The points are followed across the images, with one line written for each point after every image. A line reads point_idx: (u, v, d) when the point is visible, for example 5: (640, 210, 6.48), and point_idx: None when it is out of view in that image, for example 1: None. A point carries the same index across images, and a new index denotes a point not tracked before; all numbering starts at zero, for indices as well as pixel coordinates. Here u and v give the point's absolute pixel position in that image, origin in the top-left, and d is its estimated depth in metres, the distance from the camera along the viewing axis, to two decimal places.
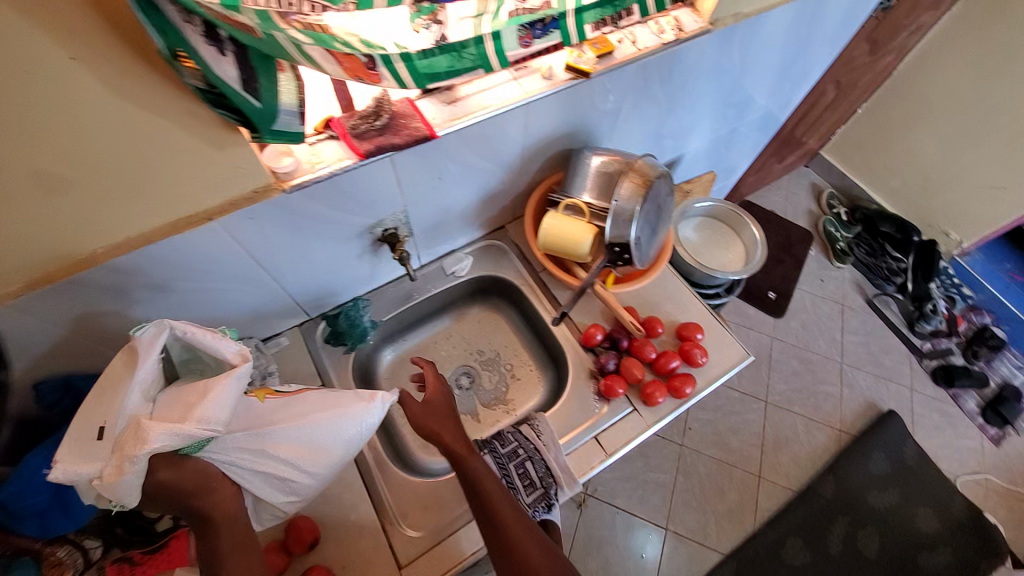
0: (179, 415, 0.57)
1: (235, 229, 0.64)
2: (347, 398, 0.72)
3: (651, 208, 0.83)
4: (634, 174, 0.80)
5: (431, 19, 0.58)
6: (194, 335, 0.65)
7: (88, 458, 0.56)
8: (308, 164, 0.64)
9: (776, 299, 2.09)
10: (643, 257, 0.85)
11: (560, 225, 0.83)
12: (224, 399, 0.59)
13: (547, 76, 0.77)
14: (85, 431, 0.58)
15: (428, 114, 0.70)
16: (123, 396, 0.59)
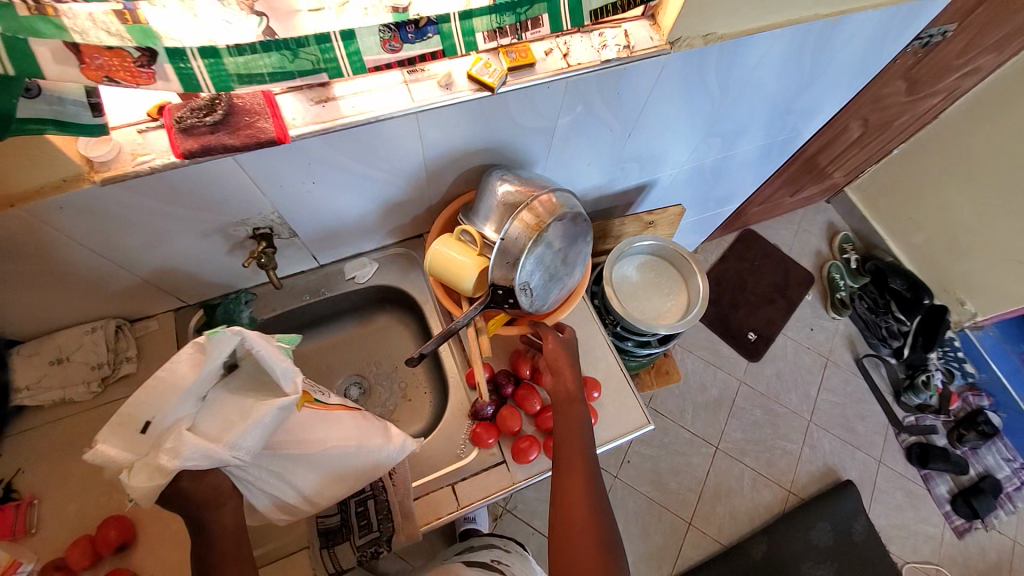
0: (228, 435, 0.55)
1: (47, 217, 0.59)
2: (377, 437, 0.71)
3: (546, 252, 0.75)
4: (528, 212, 0.72)
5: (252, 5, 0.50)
6: (262, 353, 0.59)
7: (130, 448, 0.53)
8: (130, 154, 0.57)
9: (756, 341, 1.94)
10: (535, 302, 0.78)
11: (446, 254, 0.77)
12: (262, 429, 0.57)
13: (444, 85, 0.66)
14: (133, 420, 0.54)
15: (288, 113, 0.62)
16: (172, 399, 0.55)
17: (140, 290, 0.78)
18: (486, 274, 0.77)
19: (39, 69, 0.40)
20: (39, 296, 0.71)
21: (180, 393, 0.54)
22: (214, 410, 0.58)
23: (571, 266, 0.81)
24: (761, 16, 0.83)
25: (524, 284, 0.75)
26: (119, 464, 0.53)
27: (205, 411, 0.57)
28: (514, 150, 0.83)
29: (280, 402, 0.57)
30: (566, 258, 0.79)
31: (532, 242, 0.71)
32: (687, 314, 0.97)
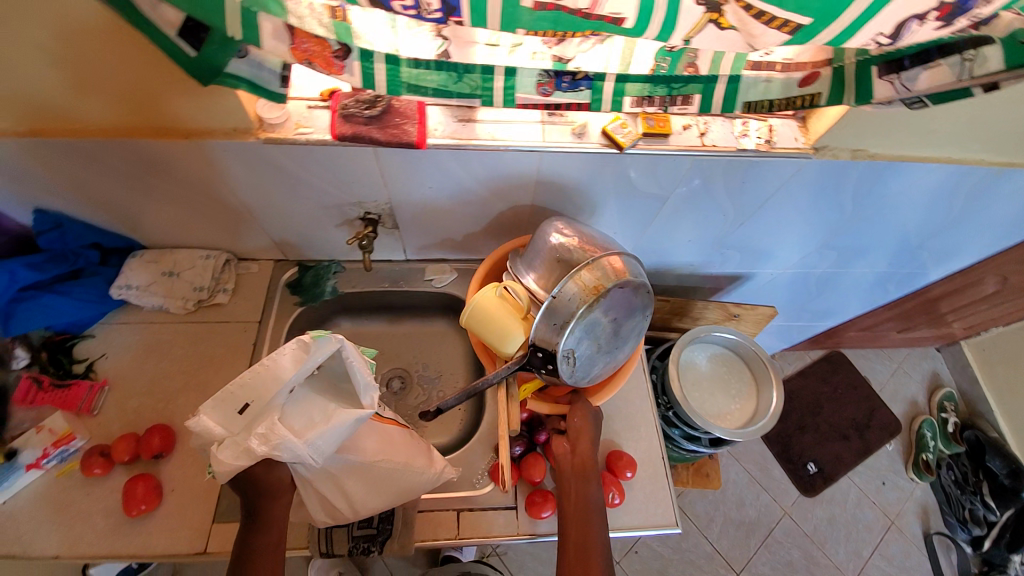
0: (311, 433, 0.63)
1: (210, 155, 0.67)
2: (420, 460, 0.75)
3: (599, 323, 0.72)
4: (588, 274, 0.71)
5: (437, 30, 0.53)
6: (352, 364, 0.67)
7: (224, 425, 0.61)
8: (295, 123, 0.65)
9: (812, 474, 1.74)
10: (575, 375, 0.75)
11: (494, 311, 0.77)
12: (338, 434, 0.65)
13: (576, 133, 0.69)
14: (232, 401, 0.61)
15: (432, 122, 0.67)
16: (273, 387, 0.62)
17: (255, 234, 0.87)
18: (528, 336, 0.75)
19: (257, 40, 0.46)
20: (176, 216, 0.81)
21: (281, 385, 0.62)
22: (297, 404, 0.66)
23: (622, 341, 0.77)
24: (919, 145, 0.78)
25: (569, 353, 0.72)
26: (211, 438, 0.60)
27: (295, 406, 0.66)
28: (619, 207, 0.84)
29: (359, 413, 0.66)
30: (621, 331, 0.76)
31: (586, 308, 0.70)
32: (751, 424, 0.90)
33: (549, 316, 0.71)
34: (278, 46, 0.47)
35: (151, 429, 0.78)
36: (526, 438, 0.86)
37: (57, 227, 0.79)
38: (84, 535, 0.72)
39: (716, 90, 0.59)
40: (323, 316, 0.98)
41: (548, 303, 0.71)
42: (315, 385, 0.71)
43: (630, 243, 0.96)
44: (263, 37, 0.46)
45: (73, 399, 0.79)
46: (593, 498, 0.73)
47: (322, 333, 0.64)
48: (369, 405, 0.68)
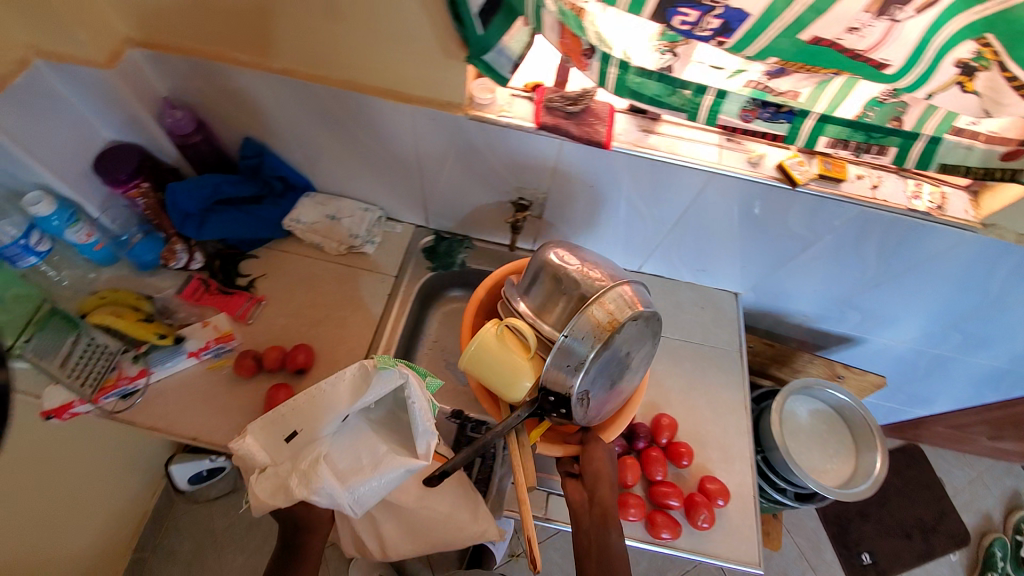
0: (353, 479, 0.64)
1: (416, 120, 0.76)
2: (462, 515, 0.77)
3: (612, 361, 0.71)
4: (603, 309, 0.69)
5: (669, 47, 0.56)
6: (414, 406, 0.66)
7: (270, 450, 0.66)
8: (499, 107, 0.73)
9: (864, 565, 1.64)
10: (588, 415, 0.73)
11: (498, 351, 0.73)
12: (380, 485, 0.65)
13: (752, 162, 0.73)
14: (284, 427, 0.67)
15: (619, 127, 0.73)
16: (321, 418, 0.67)
17: (412, 197, 0.95)
18: (538, 376, 0.73)
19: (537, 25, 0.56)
20: (355, 168, 0.91)
21: (335, 412, 0.67)
22: (345, 441, 0.68)
23: (632, 372, 0.75)
24: None
25: (584, 394, 0.70)
26: (254, 461, 0.65)
27: (338, 442, 0.68)
28: (759, 241, 0.86)
29: (409, 465, 0.65)
30: (633, 360, 0.74)
31: (600, 348, 0.68)
32: (850, 487, 0.88)
33: (561, 356, 0.69)
34: (551, 36, 0.56)
35: (294, 346, 0.87)
36: (623, 439, 0.85)
37: (257, 156, 0.89)
38: (227, 424, 0.81)
39: (914, 148, 0.61)
40: (445, 284, 1.05)
41: (560, 343, 0.68)
42: (374, 419, 0.73)
43: (751, 279, 0.97)
44: (541, 26, 0.56)
45: (234, 305, 0.90)
46: (618, 549, 0.70)
47: (389, 363, 0.66)
48: (423, 455, 0.66)
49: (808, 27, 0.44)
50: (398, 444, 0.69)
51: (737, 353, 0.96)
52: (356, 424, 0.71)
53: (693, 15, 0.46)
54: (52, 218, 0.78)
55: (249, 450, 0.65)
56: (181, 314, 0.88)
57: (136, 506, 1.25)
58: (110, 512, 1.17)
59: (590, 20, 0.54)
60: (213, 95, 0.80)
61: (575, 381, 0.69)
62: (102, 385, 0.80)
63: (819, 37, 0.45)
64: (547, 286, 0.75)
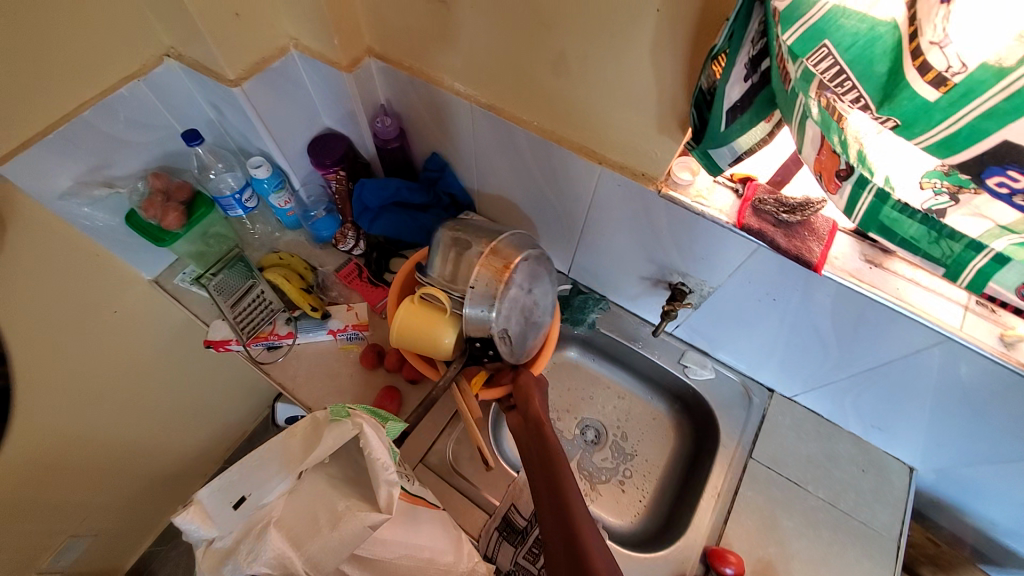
0: (308, 543, 0.61)
1: (602, 181, 0.73)
2: (447, 555, 0.70)
3: (521, 300, 0.72)
4: (501, 252, 0.70)
5: (952, 188, 0.43)
6: (374, 458, 0.64)
7: (218, 519, 0.62)
8: (695, 192, 0.66)
9: None
10: (515, 351, 0.76)
11: (415, 319, 0.75)
12: (340, 547, 0.62)
13: (1006, 342, 0.57)
14: (228, 494, 0.63)
15: (835, 249, 0.62)
16: (273, 480, 0.65)
17: (564, 245, 0.93)
18: (459, 329, 0.75)
19: (795, 133, 0.47)
20: (520, 205, 0.91)
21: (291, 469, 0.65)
22: (301, 500, 0.65)
23: (546, 305, 0.77)
24: None
25: (503, 333, 0.72)
26: (200, 535, 0.61)
27: (292, 502, 0.64)
28: (972, 428, 0.67)
29: (371, 521, 0.62)
30: (543, 292, 0.76)
31: (499, 293, 0.69)
32: None
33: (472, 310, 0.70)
34: (807, 147, 0.48)
35: None
36: None
37: (437, 170, 0.94)
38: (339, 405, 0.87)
39: None
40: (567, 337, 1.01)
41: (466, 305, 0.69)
42: (335, 471, 0.70)
43: (939, 461, 0.77)
44: (800, 134, 0.47)
45: (376, 297, 0.96)
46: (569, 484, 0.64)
47: (338, 409, 0.68)
48: (385, 507, 0.63)
49: None
50: (358, 498, 0.66)
51: (896, 547, 0.76)
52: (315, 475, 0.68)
53: (1021, 182, 0.36)
54: (264, 181, 0.90)
55: (194, 521, 0.61)
56: (332, 292, 0.97)
57: (239, 428, 1.41)
58: (223, 426, 1.35)
59: (854, 135, 0.44)
60: (421, 110, 0.86)
61: (495, 324, 0.70)
62: (255, 334, 0.90)
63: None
64: (441, 249, 0.75)
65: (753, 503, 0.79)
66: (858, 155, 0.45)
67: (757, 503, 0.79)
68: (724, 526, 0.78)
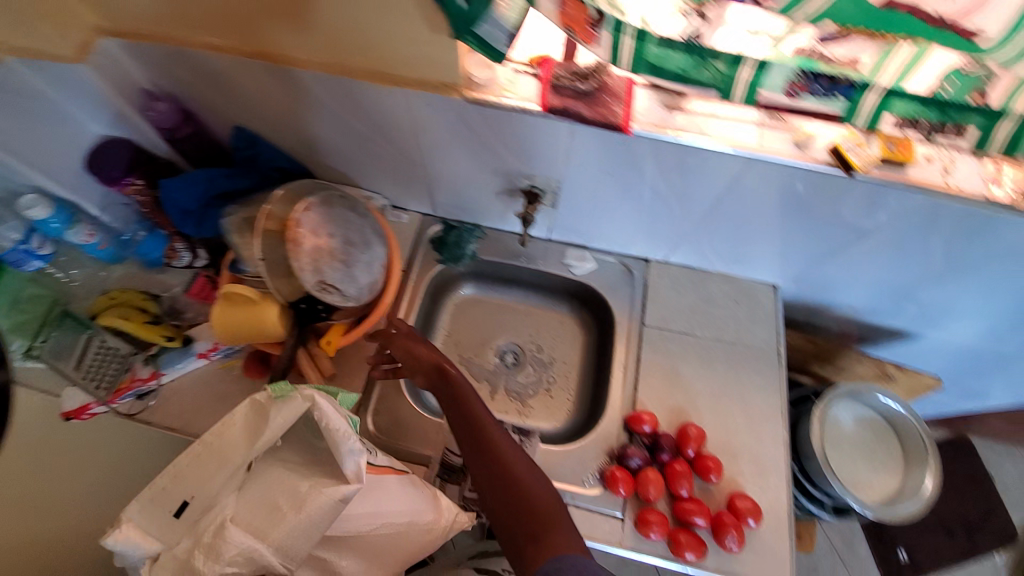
0: (271, 531, 0.58)
1: (409, 102, 0.68)
2: (427, 515, 0.69)
3: (322, 249, 0.77)
4: (277, 212, 0.75)
5: (697, 8, 0.44)
6: (330, 425, 0.61)
7: (162, 533, 0.61)
8: (500, 86, 0.64)
9: (902, 564, 1.61)
10: (348, 293, 0.79)
11: (228, 314, 0.74)
12: (310, 528, 0.58)
13: (799, 144, 0.62)
14: (169, 504, 0.62)
15: (638, 106, 0.63)
16: (216, 477, 0.63)
17: (415, 184, 0.89)
18: (278, 302, 0.75)
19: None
20: (353, 156, 0.85)
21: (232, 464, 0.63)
22: (253, 494, 0.61)
23: (365, 243, 0.81)
24: None
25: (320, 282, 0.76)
26: (146, 551, 0.59)
27: (242, 496, 0.61)
28: (801, 229, 0.75)
29: (345, 490, 0.58)
30: (353, 234, 0.80)
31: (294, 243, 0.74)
32: (897, 503, 0.81)
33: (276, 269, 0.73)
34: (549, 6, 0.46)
35: None
36: (645, 451, 0.78)
37: (250, 146, 0.84)
38: None
39: (1001, 131, 0.49)
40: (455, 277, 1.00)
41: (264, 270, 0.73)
42: (289, 456, 0.65)
43: (793, 270, 0.86)
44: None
45: None
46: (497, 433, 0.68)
47: (280, 390, 0.64)
48: (353, 477, 0.59)
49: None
50: (318, 476, 0.61)
51: (776, 355, 0.87)
52: (264, 464, 0.64)
53: None
54: (49, 221, 0.78)
55: (136, 540, 0.59)
56: (188, 313, 0.87)
57: None
58: None
59: None
60: (200, 83, 0.76)
61: (304, 276, 0.74)
62: (116, 387, 0.80)
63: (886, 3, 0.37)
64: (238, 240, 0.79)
65: (655, 363, 0.86)
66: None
67: (661, 361, 0.86)
68: (639, 392, 0.84)
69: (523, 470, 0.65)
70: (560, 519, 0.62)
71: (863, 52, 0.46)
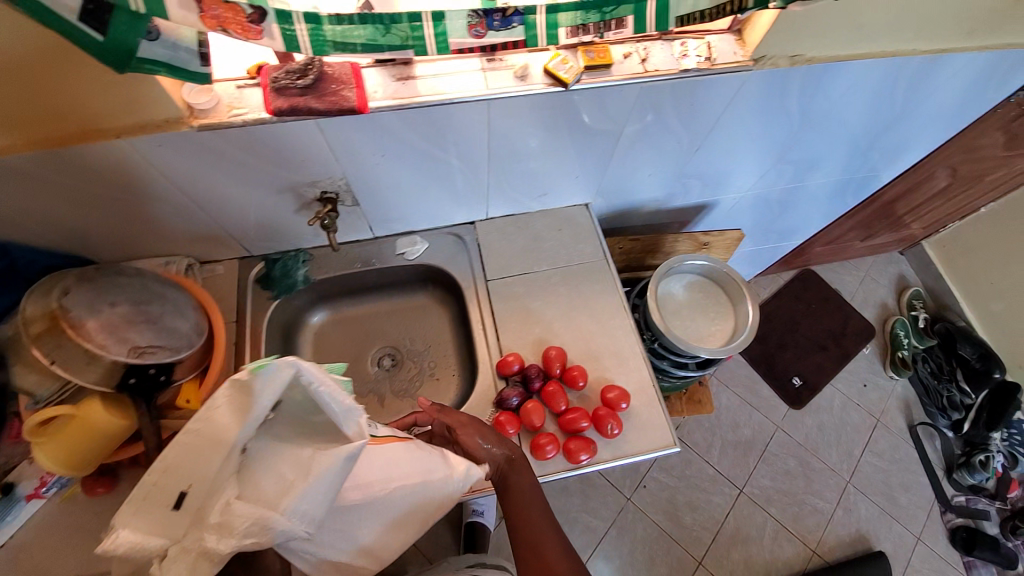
0: (285, 501, 0.49)
1: (146, 151, 0.66)
2: (439, 471, 0.63)
3: (116, 318, 0.68)
4: (36, 314, 0.65)
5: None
6: (320, 391, 0.52)
7: (162, 529, 0.46)
8: (227, 106, 0.63)
9: (799, 388, 1.90)
10: (180, 339, 0.73)
11: (56, 438, 0.66)
12: (325, 489, 0.51)
13: (519, 76, 0.69)
14: (161, 493, 0.46)
15: (371, 86, 0.66)
16: (211, 460, 0.47)
17: (214, 231, 0.85)
18: (99, 398, 0.68)
19: (165, 12, 0.43)
20: (127, 227, 0.79)
21: (229, 446, 0.48)
22: (258, 472, 0.51)
23: (160, 296, 0.74)
24: (850, 43, 0.80)
25: (135, 346, 0.68)
26: (148, 553, 0.45)
27: (255, 465, 0.51)
28: (571, 147, 0.84)
29: (348, 453, 0.52)
30: (143, 293, 0.73)
31: (72, 332, 0.64)
32: (736, 337, 0.96)
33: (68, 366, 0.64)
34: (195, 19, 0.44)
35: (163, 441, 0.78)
36: (520, 387, 0.83)
37: None
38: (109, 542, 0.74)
39: (648, 7, 0.58)
40: (301, 308, 0.97)
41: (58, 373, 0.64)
42: (281, 431, 0.55)
43: (590, 184, 0.97)
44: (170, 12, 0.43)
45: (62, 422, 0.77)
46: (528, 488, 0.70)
47: (255, 366, 0.47)
48: (356, 436, 0.54)
49: None
50: (322, 441, 0.55)
51: (604, 261, 0.97)
52: (262, 440, 0.53)
53: None
54: None
55: (134, 545, 0.44)
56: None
57: None
58: None
59: None
60: None
61: (108, 351, 0.66)
62: None
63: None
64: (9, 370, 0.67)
65: (508, 308, 0.92)
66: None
67: (512, 305, 0.92)
68: (503, 339, 0.89)
69: (521, 493, 0.69)
70: (551, 531, 0.67)
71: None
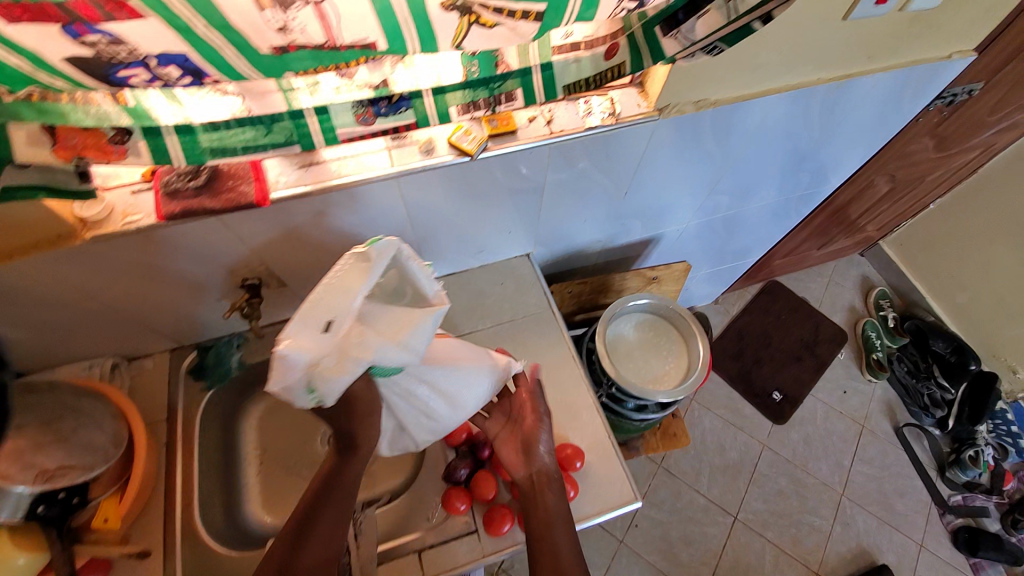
0: (403, 334, 0.56)
1: (43, 267, 0.63)
2: (486, 359, 0.74)
3: (25, 443, 0.67)
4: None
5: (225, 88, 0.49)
6: (410, 267, 0.60)
7: (315, 346, 0.51)
8: (122, 214, 0.62)
9: (780, 402, 1.88)
10: (92, 457, 0.70)
11: None
12: (426, 332, 0.58)
13: (425, 150, 0.69)
14: (311, 319, 0.52)
15: (272, 176, 0.65)
16: (344, 298, 0.53)
17: (136, 329, 0.82)
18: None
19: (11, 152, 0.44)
20: (39, 338, 0.76)
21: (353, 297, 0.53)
22: (378, 313, 0.57)
23: (75, 408, 0.72)
24: (754, 82, 0.81)
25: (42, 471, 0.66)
26: (303, 365, 0.51)
27: (365, 313, 0.56)
28: (496, 207, 0.84)
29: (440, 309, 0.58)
30: (56, 409, 0.70)
31: None
32: (688, 377, 0.95)
33: None
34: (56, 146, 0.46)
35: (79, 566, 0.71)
36: (469, 457, 0.80)
37: None
38: None
39: (534, 80, 0.59)
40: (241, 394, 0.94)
41: None
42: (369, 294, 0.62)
43: (525, 236, 0.97)
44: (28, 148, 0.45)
45: None
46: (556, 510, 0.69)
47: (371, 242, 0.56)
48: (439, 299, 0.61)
49: (251, 43, 0.36)
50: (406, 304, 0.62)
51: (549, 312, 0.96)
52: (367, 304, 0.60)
53: (141, 75, 0.37)
54: None
55: (295, 351, 0.50)
56: None
57: None
58: None
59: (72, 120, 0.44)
60: None
61: (12, 480, 0.63)
62: None
63: (280, 46, 0.36)
64: None
65: None
66: (90, 115, 0.45)
67: None
68: None
69: (537, 488, 0.71)
70: (567, 544, 0.67)
71: (358, 66, 0.54)
